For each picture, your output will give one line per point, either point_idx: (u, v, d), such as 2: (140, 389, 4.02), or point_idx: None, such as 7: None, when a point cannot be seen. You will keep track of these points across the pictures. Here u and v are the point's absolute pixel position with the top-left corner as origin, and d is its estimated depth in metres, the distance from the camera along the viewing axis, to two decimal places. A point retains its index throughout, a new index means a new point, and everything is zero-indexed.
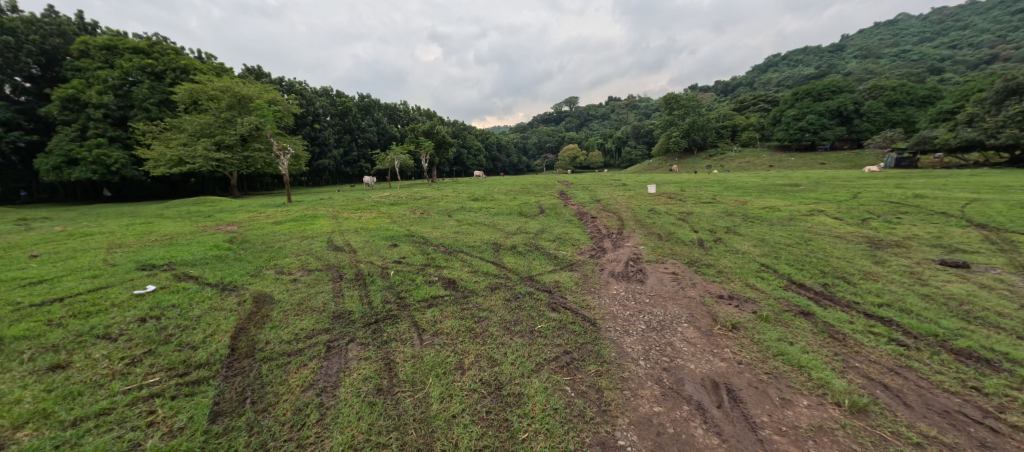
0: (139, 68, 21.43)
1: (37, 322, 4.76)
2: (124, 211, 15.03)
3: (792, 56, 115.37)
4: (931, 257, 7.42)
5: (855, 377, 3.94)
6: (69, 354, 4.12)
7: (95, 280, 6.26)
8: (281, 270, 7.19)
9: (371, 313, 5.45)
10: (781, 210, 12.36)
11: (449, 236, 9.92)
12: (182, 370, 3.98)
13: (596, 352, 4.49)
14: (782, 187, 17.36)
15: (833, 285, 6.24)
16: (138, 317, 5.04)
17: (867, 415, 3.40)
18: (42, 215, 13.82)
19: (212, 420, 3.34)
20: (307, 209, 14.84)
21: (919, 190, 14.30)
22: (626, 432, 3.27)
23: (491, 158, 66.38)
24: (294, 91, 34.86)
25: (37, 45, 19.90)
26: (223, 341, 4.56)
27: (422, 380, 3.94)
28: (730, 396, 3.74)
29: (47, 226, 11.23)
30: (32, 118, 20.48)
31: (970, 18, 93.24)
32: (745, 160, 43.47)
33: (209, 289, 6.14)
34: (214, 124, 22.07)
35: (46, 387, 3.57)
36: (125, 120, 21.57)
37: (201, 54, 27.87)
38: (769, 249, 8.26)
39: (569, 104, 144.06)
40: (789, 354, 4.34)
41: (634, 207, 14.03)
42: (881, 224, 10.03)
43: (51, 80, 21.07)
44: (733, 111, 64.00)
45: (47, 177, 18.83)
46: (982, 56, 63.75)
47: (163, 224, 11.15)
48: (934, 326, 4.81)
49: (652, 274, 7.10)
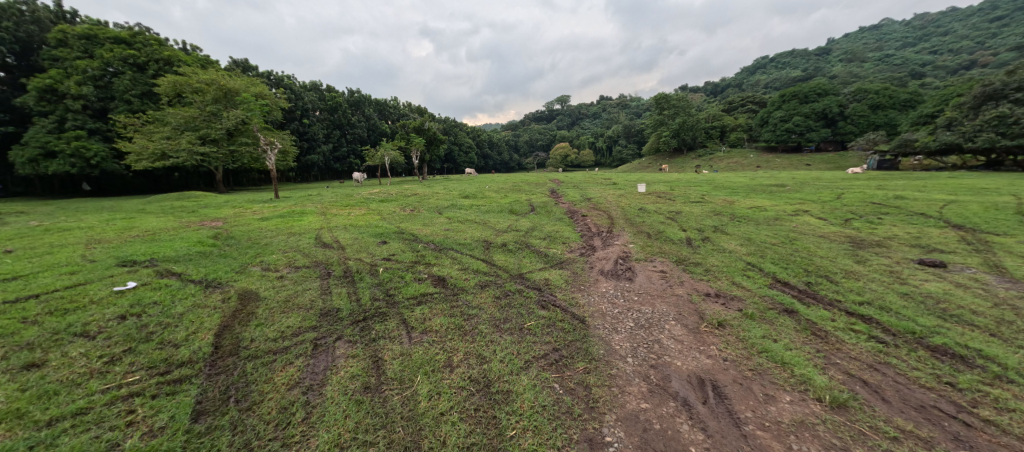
0: (121, 58, 20.78)
1: (11, 319, 4.62)
2: (104, 206, 14.63)
3: (781, 58, 117.16)
4: (910, 256, 7.64)
5: (836, 373, 4.04)
6: (45, 352, 4.00)
7: (73, 276, 6.09)
8: (267, 267, 7.08)
9: (359, 310, 5.40)
10: (767, 209, 12.61)
11: (439, 234, 9.89)
12: (164, 369, 3.89)
13: (585, 349, 4.52)
14: (768, 187, 17.66)
15: (816, 283, 6.40)
16: (117, 314, 4.90)
17: (846, 410, 3.49)
18: (19, 209, 13.49)
19: (194, 419, 3.28)
20: (295, 205, 14.56)
21: (900, 192, 14.65)
22: (613, 429, 3.30)
23: (482, 155, 66.65)
24: (283, 84, 34.21)
25: (11, 33, 19.14)
26: (207, 339, 4.48)
27: (410, 377, 3.92)
28: (717, 392, 3.80)
29: (24, 220, 10.88)
30: (7, 109, 19.84)
31: (951, 25, 95.80)
32: (733, 161, 44.17)
33: (193, 286, 6.02)
34: (199, 118, 21.52)
35: (20, 386, 3.47)
36: (105, 113, 20.91)
37: (186, 45, 27.17)
38: (754, 248, 8.40)
39: (562, 102, 144.16)
40: (773, 351, 4.43)
41: (624, 206, 14.10)
42: (863, 224, 10.29)
43: (27, 69, 20.30)
44: (723, 111, 64.81)
45: (22, 170, 18.25)
46: (960, 62, 65.70)
47: (146, 220, 10.85)
48: (912, 324, 4.94)
49: (641, 272, 7.18)
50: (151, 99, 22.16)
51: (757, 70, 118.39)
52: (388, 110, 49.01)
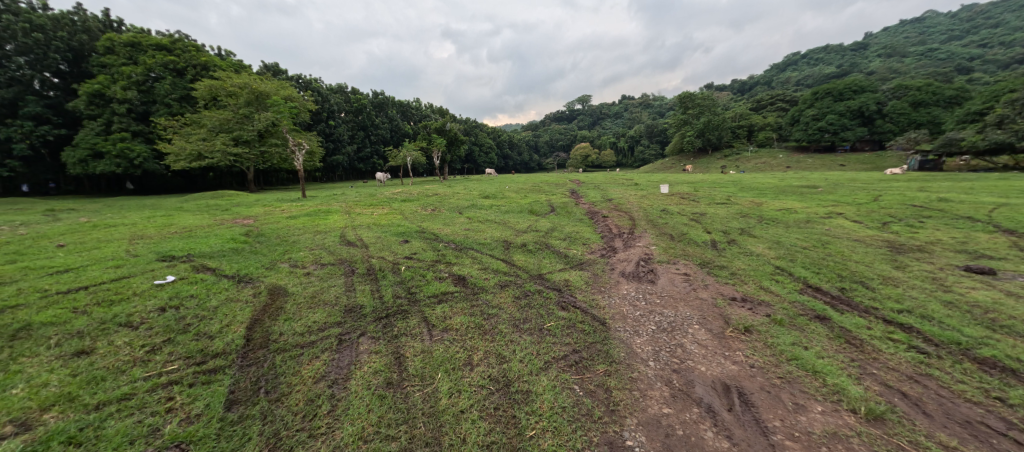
0: (161, 64, 22.03)
1: (64, 309, 4.96)
2: (145, 204, 15.50)
3: (813, 55, 112.43)
4: (955, 262, 7.19)
5: (872, 384, 3.85)
6: (93, 340, 4.28)
7: (119, 269, 6.50)
8: (295, 264, 7.35)
9: (382, 308, 5.52)
10: (798, 212, 12.11)
11: (459, 233, 9.98)
12: (200, 359, 4.09)
13: (606, 351, 4.48)
14: (799, 189, 16.97)
15: (850, 289, 6.11)
16: (158, 306, 5.20)
17: (884, 423, 3.33)
18: (70, 207, 14.46)
19: (227, 408, 3.44)
20: (321, 205, 15.00)
21: (945, 194, 13.80)
22: (634, 433, 3.26)
23: (502, 155, 66.93)
24: (311, 87, 35.42)
25: (65, 42, 20.51)
26: (239, 331, 4.69)
27: (431, 374, 3.98)
28: (743, 399, 3.69)
29: (74, 217, 11.63)
30: (61, 113, 21.28)
31: (1003, 16, 89.45)
32: (762, 161, 42.77)
33: (226, 280, 6.31)
34: (233, 120, 22.44)
35: (71, 371, 3.72)
36: (147, 116, 22.17)
37: (221, 51, 28.49)
38: (784, 252, 8.09)
39: (582, 102, 143.19)
40: (803, 358, 4.26)
41: (646, 207, 13.84)
42: (903, 227, 9.75)
43: (78, 75, 21.68)
44: (750, 110, 62.67)
45: (73, 170, 19.55)
46: (1014, 55, 61.18)
47: (183, 218, 11.41)
48: (956, 335, 4.65)
49: (663, 275, 7.03)
50: (189, 102, 23.36)
51: (786, 67, 114.13)
52: (411, 111, 49.87)
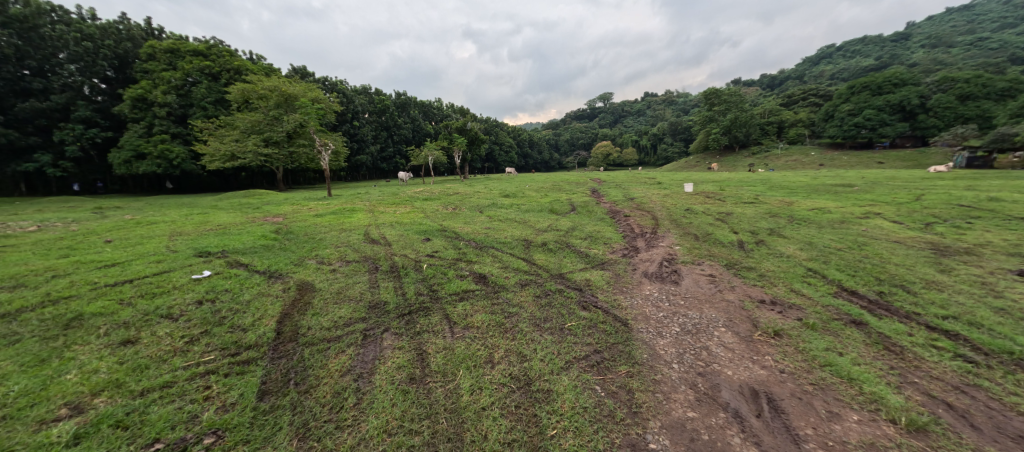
0: (198, 69, 23.24)
1: (112, 301, 5.30)
2: (183, 202, 16.35)
3: (848, 47, 106.97)
4: (1009, 266, 6.71)
5: (913, 393, 3.65)
6: (137, 331, 4.56)
7: (160, 264, 6.89)
8: (322, 260, 7.59)
9: (405, 305, 5.64)
10: (832, 211, 11.57)
11: (480, 232, 10.05)
12: (234, 351, 4.29)
13: (627, 352, 4.43)
14: (834, 188, 16.21)
15: (890, 294, 5.81)
16: (195, 299, 5.48)
17: (927, 435, 3.15)
18: (115, 205, 15.40)
19: (260, 398, 3.60)
20: (346, 203, 15.43)
21: (997, 194, 12.89)
22: (658, 436, 3.21)
23: (521, 154, 66.81)
24: (337, 89, 36.49)
25: (111, 50, 21.88)
26: (270, 325, 4.89)
27: (452, 371, 4.04)
28: (772, 405, 3.57)
29: (120, 214, 12.38)
30: (108, 117, 22.60)
31: None
32: (793, 159, 41.18)
33: (258, 276, 6.59)
34: (263, 122, 23.20)
35: (119, 359, 3.97)
36: (184, 118, 23.36)
37: (252, 55, 29.75)
38: (817, 253, 7.76)
39: (602, 99, 141.32)
40: (838, 365, 4.08)
41: (669, 206, 13.55)
42: (948, 229, 9.17)
43: (122, 81, 22.99)
44: (779, 106, 60.26)
45: (118, 170, 20.78)
46: None
47: (218, 215, 11.98)
48: (1009, 344, 4.35)
49: (687, 275, 6.87)
50: (223, 105, 24.39)
51: (819, 61, 109.08)
52: (432, 112, 50.51)
